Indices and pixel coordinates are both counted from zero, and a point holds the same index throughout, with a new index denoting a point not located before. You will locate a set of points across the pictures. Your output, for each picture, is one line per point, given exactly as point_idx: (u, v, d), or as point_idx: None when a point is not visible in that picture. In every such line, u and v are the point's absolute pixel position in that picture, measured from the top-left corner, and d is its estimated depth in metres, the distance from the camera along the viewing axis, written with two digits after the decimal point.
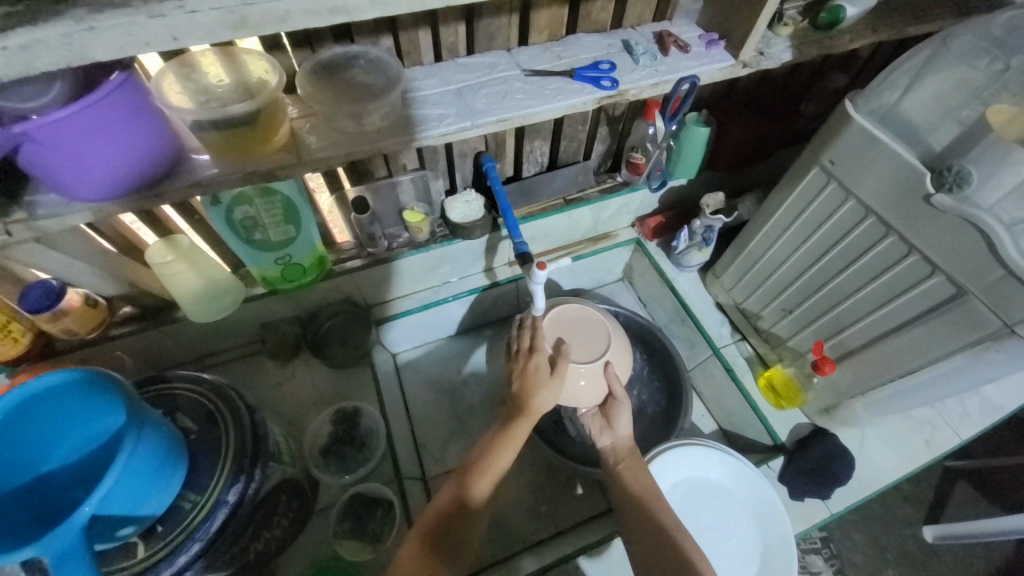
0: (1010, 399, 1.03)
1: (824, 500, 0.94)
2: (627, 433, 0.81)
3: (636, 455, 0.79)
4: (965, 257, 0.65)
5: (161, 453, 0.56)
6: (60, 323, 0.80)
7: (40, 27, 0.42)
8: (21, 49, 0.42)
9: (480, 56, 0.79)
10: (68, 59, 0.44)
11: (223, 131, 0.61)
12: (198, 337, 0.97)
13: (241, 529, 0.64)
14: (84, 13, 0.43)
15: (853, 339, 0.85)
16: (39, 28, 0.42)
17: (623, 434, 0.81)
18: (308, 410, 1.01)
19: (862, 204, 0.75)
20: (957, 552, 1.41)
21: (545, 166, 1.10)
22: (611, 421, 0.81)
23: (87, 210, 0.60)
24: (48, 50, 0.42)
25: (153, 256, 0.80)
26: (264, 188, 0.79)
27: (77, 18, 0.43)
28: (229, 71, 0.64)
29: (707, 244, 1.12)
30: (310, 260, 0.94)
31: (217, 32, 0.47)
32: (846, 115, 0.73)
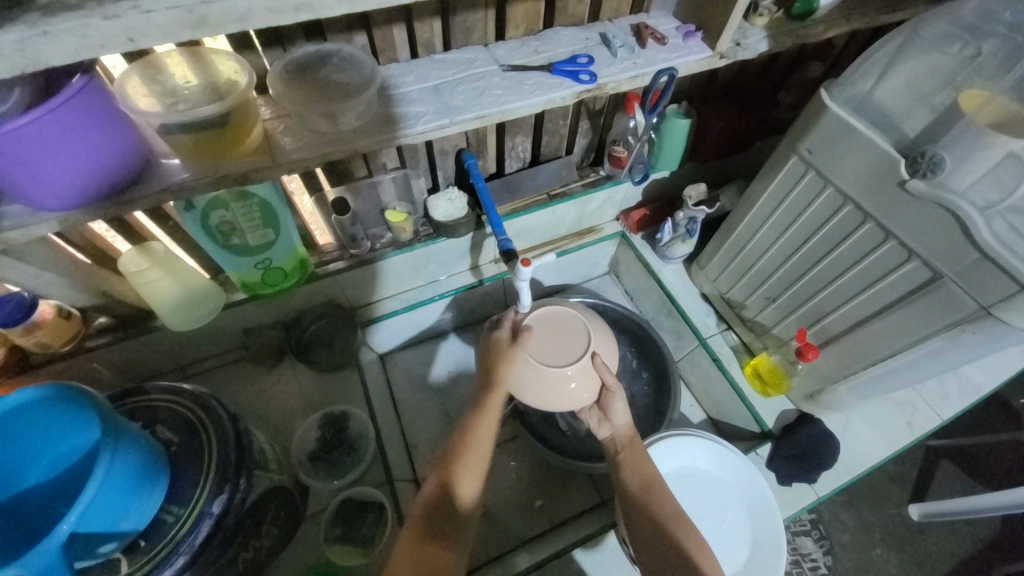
0: (987, 378, 1.06)
1: (812, 484, 0.95)
2: (625, 421, 0.80)
3: (636, 444, 0.79)
4: (941, 241, 0.66)
5: (140, 466, 0.55)
6: (33, 337, 0.78)
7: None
8: None
9: (456, 52, 0.78)
10: (22, 65, 0.42)
11: (193, 135, 0.60)
12: (178, 346, 0.95)
13: (228, 541, 0.63)
14: (37, 16, 0.41)
15: (834, 325, 0.86)
16: None
17: (621, 423, 0.80)
18: (295, 415, 1.00)
19: (840, 191, 0.76)
20: (942, 529, 1.45)
21: (527, 162, 1.09)
22: (607, 413, 0.80)
23: (53, 220, 0.58)
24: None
25: (127, 264, 0.78)
26: (240, 192, 0.77)
27: (30, 22, 0.41)
28: (197, 72, 0.63)
29: (690, 236, 1.13)
30: (292, 264, 0.92)
31: (179, 32, 0.45)
32: (821, 104, 0.74)
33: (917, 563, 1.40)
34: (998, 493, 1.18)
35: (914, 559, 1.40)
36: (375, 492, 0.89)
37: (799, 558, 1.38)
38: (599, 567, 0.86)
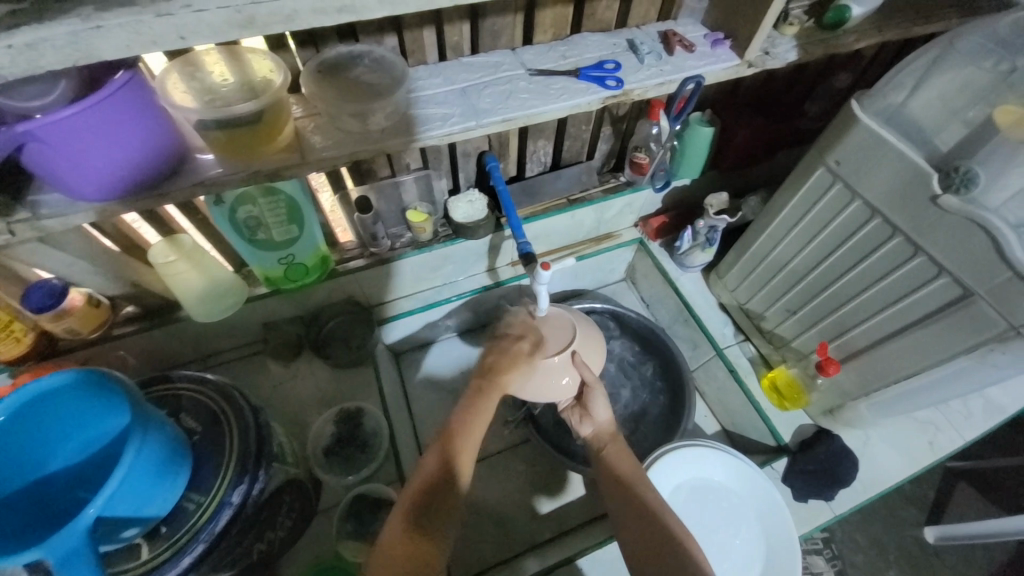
0: (1014, 400, 1.03)
1: (828, 501, 0.94)
2: (607, 418, 0.77)
3: (618, 439, 0.76)
4: (972, 258, 0.64)
5: (165, 455, 0.56)
6: (63, 323, 0.80)
7: (47, 26, 0.42)
8: (27, 46, 0.41)
9: (484, 55, 0.79)
10: (73, 57, 0.43)
11: (228, 131, 0.61)
12: (200, 337, 0.96)
13: (241, 535, 0.64)
14: (90, 11, 0.43)
15: (857, 340, 0.84)
16: (45, 25, 0.42)
17: (604, 420, 0.77)
18: (310, 409, 1.01)
19: (868, 204, 0.75)
20: (962, 556, 1.40)
21: (548, 166, 1.10)
22: (588, 410, 0.77)
23: (91, 210, 0.60)
24: (53, 49, 0.42)
25: (157, 255, 0.80)
26: (268, 188, 0.79)
27: (83, 16, 0.42)
28: (234, 70, 0.64)
29: (710, 245, 1.12)
30: (313, 260, 0.93)
31: (227, 32, 0.47)
32: (851, 115, 0.73)
33: None
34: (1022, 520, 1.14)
35: None
36: (387, 489, 0.89)
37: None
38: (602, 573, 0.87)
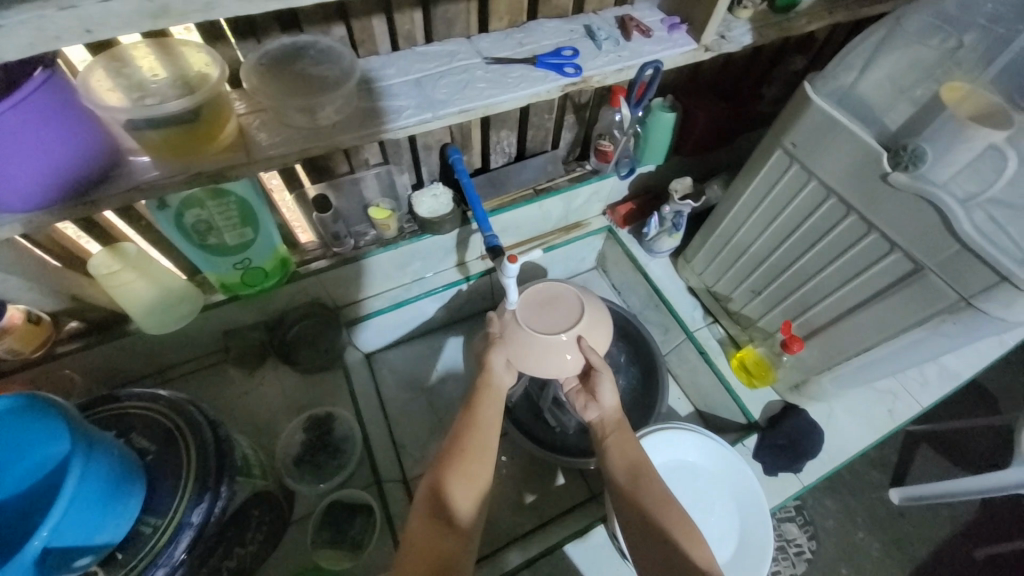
0: (966, 366, 1.08)
1: (797, 473, 0.97)
2: (613, 404, 0.78)
3: (624, 428, 0.77)
4: (922, 232, 0.66)
5: (115, 478, 0.53)
6: (2, 343, 0.74)
7: None
8: None
9: (439, 44, 0.76)
10: None
11: (162, 131, 0.57)
12: (155, 349, 0.91)
13: (205, 554, 0.61)
14: None
15: (818, 317, 0.87)
16: None
17: (610, 406, 0.78)
18: (280, 417, 0.98)
19: (824, 184, 0.76)
20: (922, 513, 1.49)
21: (512, 156, 1.08)
22: (595, 394, 0.79)
23: (16, 222, 0.55)
24: None
25: (97, 266, 0.75)
26: (216, 189, 0.75)
27: None
28: (165, 64, 0.59)
29: (676, 230, 1.13)
30: (272, 263, 0.90)
31: (138, 22, 0.43)
32: (805, 98, 0.74)
33: (898, 546, 1.44)
34: (975, 476, 1.22)
35: (894, 541, 1.44)
36: (363, 494, 0.88)
37: (785, 544, 1.41)
38: (589, 561, 0.88)
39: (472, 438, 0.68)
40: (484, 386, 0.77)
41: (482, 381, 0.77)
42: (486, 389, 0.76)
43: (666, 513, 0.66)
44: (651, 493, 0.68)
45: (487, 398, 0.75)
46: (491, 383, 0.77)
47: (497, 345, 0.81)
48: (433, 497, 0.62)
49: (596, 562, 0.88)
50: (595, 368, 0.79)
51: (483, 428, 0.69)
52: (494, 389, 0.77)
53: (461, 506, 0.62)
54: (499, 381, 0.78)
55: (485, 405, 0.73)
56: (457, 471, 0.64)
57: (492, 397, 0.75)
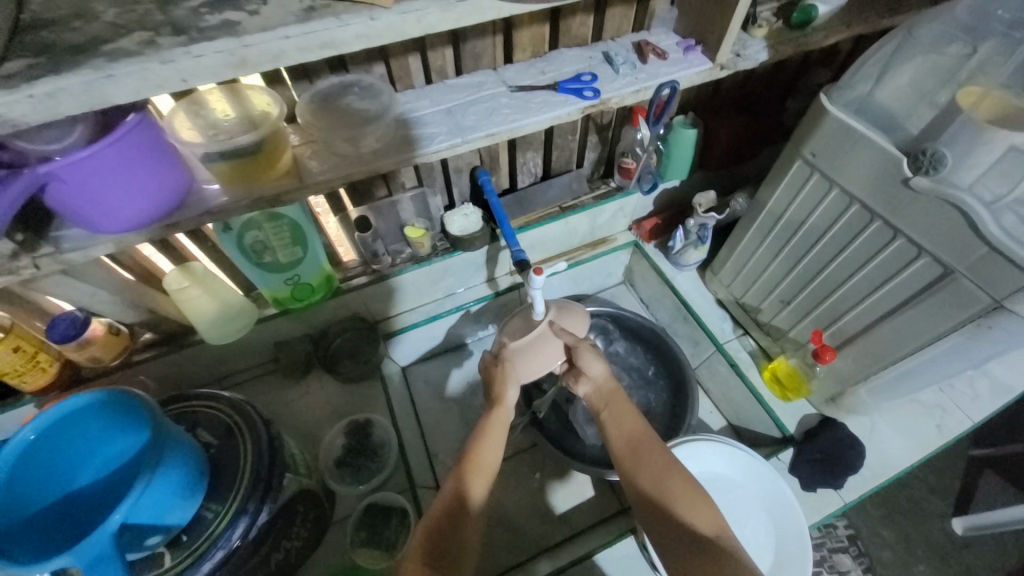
0: (1021, 379, 1.02)
1: (838, 490, 0.93)
2: (600, 371, 0.78)
3: (617, 391, 0.77)
4: (949, 236, 0.66)
5: (182, 466, 0.60)
6: (86, 351, 0.85)
7: (63, 75, 0.45)
8: (47, 96, 0.45)
9: (468, 76, 0.84)
10: (90, 103, 0.47)
11: (231, 161, 0.66)
12: (215, 359, 1.01)
13: (256, 544, 0.67)
14: (104, 60, 0.46)
15: (850, 326, 0.85)
16: (62, 75, 0.45)
17: (598, 373, 0.78)
18: (322, 424, 1.04)
19: (846, 191, 0.77)
20: (992, 546, 1.37)
21: (539, 176, 1.14)
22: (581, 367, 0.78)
23: (109, 241, 0.64)
24: (71, 97, 0.46)
25: (170, 282, 0.85)
26: (272, 213, 0.84)
27: (97, 66, 0.46)
28: (234, 106, 0.69)
29: (702, 243, 1.14)
30: (318, 280, 0.98)
31: (222, 73, 0.50)
32: (821, 108, 0.76)
33: None
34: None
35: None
36: (398, 497, 0.92)
37: None
38: (619, 570, 0.88)
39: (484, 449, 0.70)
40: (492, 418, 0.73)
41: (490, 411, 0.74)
42: (494, 421, 0.73)
43: (692, 513, 0.63)
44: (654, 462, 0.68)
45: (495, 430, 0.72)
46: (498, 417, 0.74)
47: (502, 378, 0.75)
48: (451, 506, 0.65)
49: (626, 571, 0.88)
50: (572, 345, 0.79)
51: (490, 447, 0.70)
52: (501, 425, 0.73)
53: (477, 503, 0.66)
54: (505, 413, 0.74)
55: (491, 437, 0.72)
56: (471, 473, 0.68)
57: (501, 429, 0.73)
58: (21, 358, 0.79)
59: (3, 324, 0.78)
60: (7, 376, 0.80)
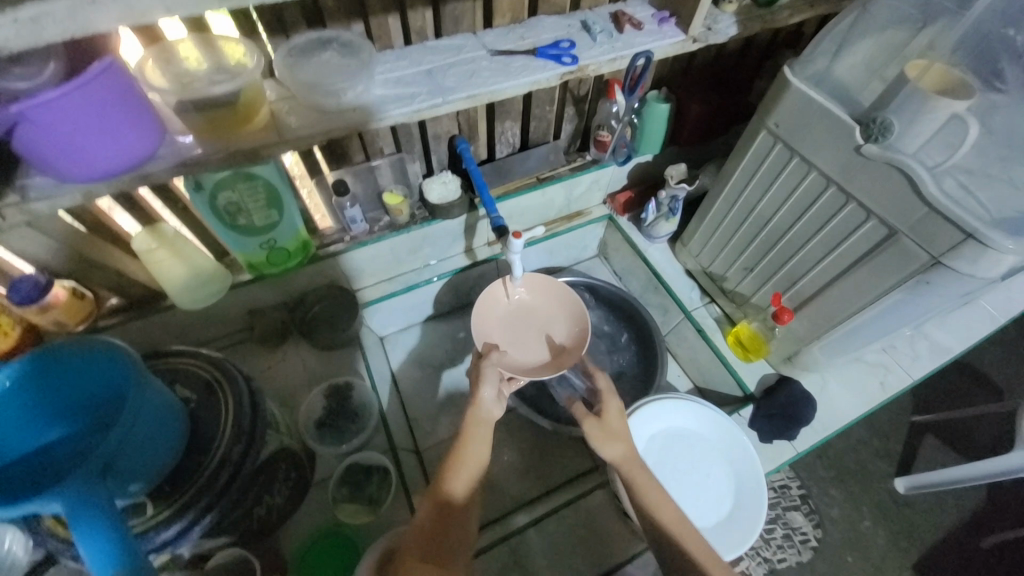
0: (957, 342, 1.13)
1: (791, 441, 1.01)
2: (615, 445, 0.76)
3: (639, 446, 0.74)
4: (895, 199, 0.72)
5: (161, 416, 0.59)
6: (48, 316, 0.81)
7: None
8: (26, 19, 0.43)
9: (447, 39, 0.84)
10: (72, 29, 0.45)
11: (206, 113, 0.65)
12: (186, 326, 0.99)
13: (242, 495, 0.68)
14: None
15: (805, 288, 0.92)
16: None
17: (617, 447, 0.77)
18: (300, 391, 1.04)
19: (805, 160, 0.82)
20: (927, 501, 1.50)
21: (516, 147, 1.15)
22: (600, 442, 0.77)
23: (78, 191, 0.63)
24: (53, 21, 0.44)
25: (139, 245, 0.82)
26: (246, 173, 0.82)
27: None
28: (207, 56, 0.67)
29: (673, 214, 1.18)
30: (295, 245, 0.97)
31: (208, 5, 0.49)
32: (784, 81, 0.80)
33: (904, 534, 1.45)
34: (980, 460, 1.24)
35: (901, 529, 1.46)
36: (380, 457, 0.93)
37: (790, 532, 1.42)
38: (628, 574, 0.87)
39: (463, 460, 0.73)
40: (472, 422, 0.76)
41: (470, 416, 0.77)
42: (476, 425, 0.76)
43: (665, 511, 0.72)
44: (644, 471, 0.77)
45: (479, 434, 0.75)
46: (480, 419, 0.77)
47: (479, 378, 0.80)
48: (433, 514, 0.68)
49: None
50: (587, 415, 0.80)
51: (474, 452, 0.73)
52: (485, 425, 0.76)
53: (454, 499, 0.70)
54: (487, 414, 0.77)
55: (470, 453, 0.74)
56: (452, 482, 0.71)
57: (485, 432, 0.76)
58: None
59: None
60: None
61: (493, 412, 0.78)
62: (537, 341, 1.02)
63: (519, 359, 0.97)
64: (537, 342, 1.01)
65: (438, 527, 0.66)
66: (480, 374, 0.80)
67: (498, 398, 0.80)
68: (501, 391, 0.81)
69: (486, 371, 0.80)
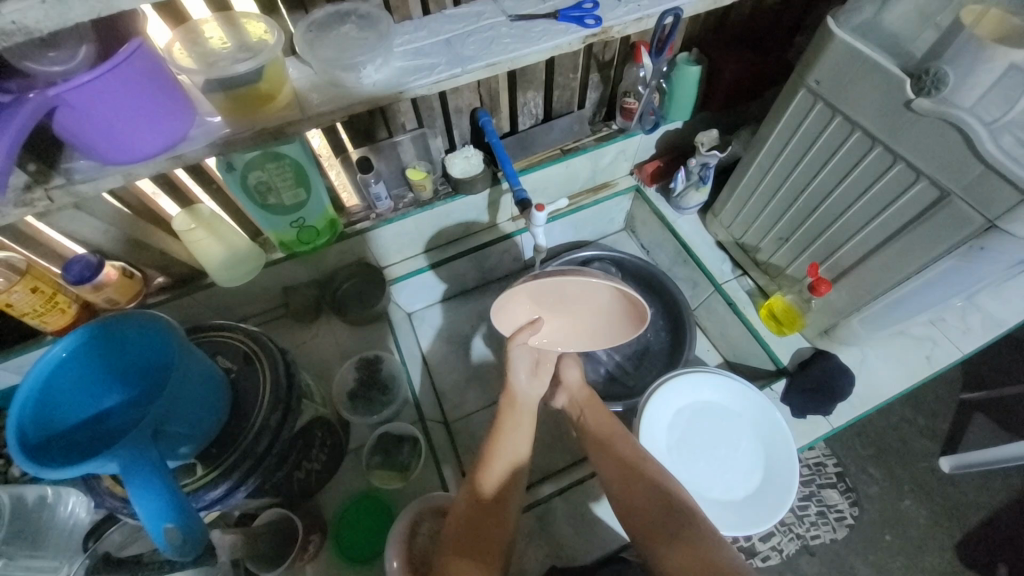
0: (1010, 313, 1.06)
1: (827, 417, 0.99)
2: (576, 381, 0.95)
3: (592, 400, 0.93)
4: (948, 157, 0.66)
5: (204, 384, 0.63)
6: (102, 293, 0.86)
7: None
8: (56, 1, 0.45)
9: (466, 6, 0.82)
10: (97, 9, 0.47)
11: (230, 92, 0.67)
12: (226, 303, 1.03)
13: (282, 458, 0.73)
14: None
15: (846, 258, 0.87)
16: None
17: (574, 383, 0.95)
18: (332, 364, 1.08)
19: (848, 119, 0.77)
20: (975, 481, 1.44)
21: (540, 118, 1.12)
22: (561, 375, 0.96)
23: (118, 173, 0.66)
24: (80, 2, 0.45)
25: (179, 224, 0.86)
26: (274, 153, 0.84)
27: None
28: (231, 36, 0.68)
29: (703, 183, 1.13)
30: (323, 223, 0.99)
31: None
32: (826, 34, 0.74)
33: (946, 515, 1.40)
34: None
35: (944, 508, 1.40)
36: (410, 427, 0.97)
37: (825, 509, 1.38)
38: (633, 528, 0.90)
39: (495, 452, 0.79)
40: (511, 409, 0.86)
41: (507, 404, 0.87)
42: (513, 412, 0.86)
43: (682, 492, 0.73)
44: (620, 455, 0.80)
45: (510, 422, 0.84)
46: (519, 404, 0.87)
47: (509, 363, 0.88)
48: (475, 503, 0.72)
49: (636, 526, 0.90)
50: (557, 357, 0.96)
51: (505, 444, 0.81)
52: (517, 410, 0.86)
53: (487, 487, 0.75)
54: (522, 400, 0.88)
55: (503, 437, 0.82)
56: (482, 472, 0.77)
57: (517, 419, 0.85)
58: (40, 299, 0.80)
59: (19, 265, 0.77)
60: (28, 317, 0.81)
61: (529, 391, 0.89)
62: (583, 302, 0.83)
63: (571, 333, 0.89)
64: (569, 313, 0.87)
65: (482, 508, 0.72)
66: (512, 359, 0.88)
67: (533, 377, 0.91)
68: (534, 367, 0.91)
69: (515, 355, 0.87)
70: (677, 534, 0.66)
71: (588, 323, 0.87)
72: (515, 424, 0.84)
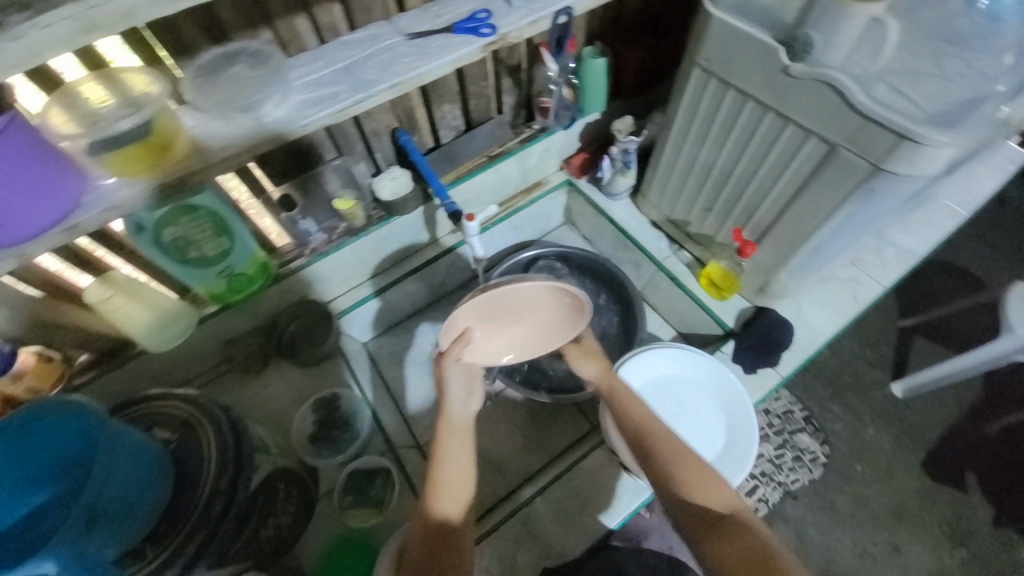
0: (921, 244, 1.15)
1: (774, 367, 1.04)
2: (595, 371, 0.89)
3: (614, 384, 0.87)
4: (828, 114, 0.72)
5: (139, 461, 0.61)
6: (22, 382, 0.80)
7: None
8: None
9: (361, 30, 0.81)
10: None
11: (117, 151, 0.63)
12: (163, 369, 0.98)
13: (243, 520, 0.70)
14: None
15: (763, 219, 0.93)
16: None
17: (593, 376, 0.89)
18: (292, 410, 1.05)
19: (740, 91, 0.82)
20: (924, 400, 1.55)
21: (461, 128, 1.13)
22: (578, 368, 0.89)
23: (11, 257, 0.60)
24: None
25: (93, 296, 0.82)
26: (186, 205, 0.81)
27: None
28: (111, 93, 0.65)
29: (628, 168, 1.17)
30: (253, 268, 0.95)
31: (76, 40, 0.48)
32: (705, 15, 0.79)
33: (904, 435, 1.51)
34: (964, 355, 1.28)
35: (902, 430, 1.51)
36: (381, 458, 0.95)
37: (798, 454, 1.46)
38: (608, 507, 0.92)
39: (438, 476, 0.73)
40: (449, 428, 0.78)
41: (446, 421, 0.79)
42: (452, 430, 0.78)
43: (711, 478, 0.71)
44: (662, 451, 0.75)
45: (455, 441, 0.77)
46: (457, 422, 0.79)
47: (444, 379, 0.80)
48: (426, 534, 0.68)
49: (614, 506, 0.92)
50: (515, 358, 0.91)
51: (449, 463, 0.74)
52: (458, 430, 0.78)
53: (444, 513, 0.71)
54: (462, 415, 0.80)
55: (449, 456, 0.75)
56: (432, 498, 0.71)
57: (461, 436, 0.78)
58: None
59: None
60: None
61: (469, 406, 0.82)
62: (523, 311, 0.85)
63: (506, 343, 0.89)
64: (513, 325, 0.88)
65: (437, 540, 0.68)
66: (444, 375, 0.80)
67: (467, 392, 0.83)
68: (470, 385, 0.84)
69: (449, 371, 0.81)
70: (729, 530, 0.64)
71: (535, 338, 0.89)
72: (461, 445, 0.77)
